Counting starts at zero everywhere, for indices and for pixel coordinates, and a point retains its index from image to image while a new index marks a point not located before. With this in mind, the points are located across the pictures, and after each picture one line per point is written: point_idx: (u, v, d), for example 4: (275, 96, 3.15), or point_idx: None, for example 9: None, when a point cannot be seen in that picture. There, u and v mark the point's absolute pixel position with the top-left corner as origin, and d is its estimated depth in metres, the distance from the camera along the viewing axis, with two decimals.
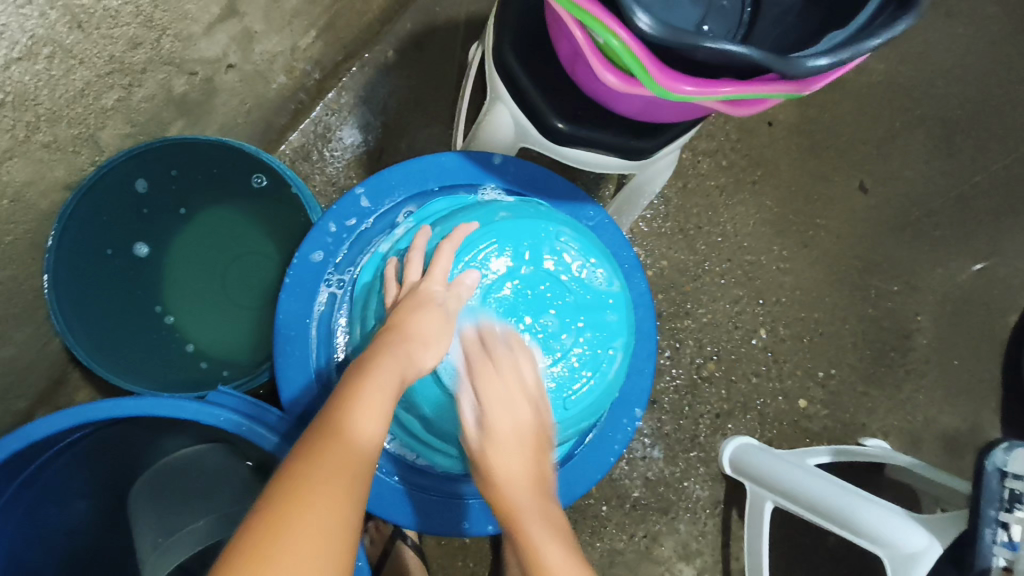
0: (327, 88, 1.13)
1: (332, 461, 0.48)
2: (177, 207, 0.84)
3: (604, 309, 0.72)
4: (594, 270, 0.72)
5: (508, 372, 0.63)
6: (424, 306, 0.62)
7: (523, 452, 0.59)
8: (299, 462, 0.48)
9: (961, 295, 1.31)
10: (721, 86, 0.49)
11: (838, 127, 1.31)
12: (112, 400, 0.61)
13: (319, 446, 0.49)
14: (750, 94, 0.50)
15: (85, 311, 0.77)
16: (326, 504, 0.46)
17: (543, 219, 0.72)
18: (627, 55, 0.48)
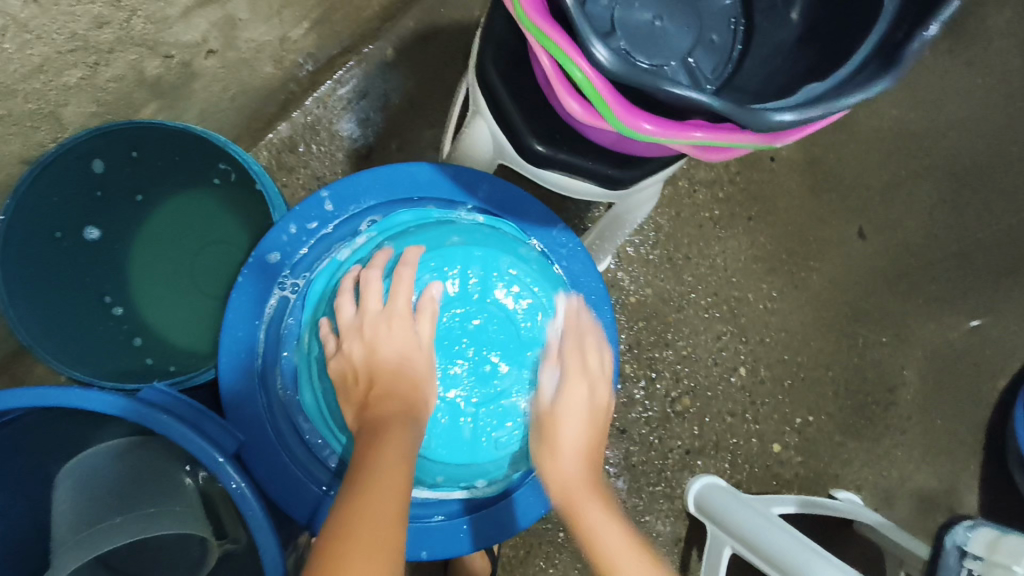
0: (321, 80, 1.10)
1: (366, 529, 0.48)
2: (133, 194, 0.82)
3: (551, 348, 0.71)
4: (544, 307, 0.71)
5: (594, 367, 0.72)
6: (390, 339, 0.65)
7: (584, 424, 0.69)
8: (332, 540, 0.47)
9: (952, 352, 1.28)
10: (689, 130, 0.47)
11: (842, 169, 1.28)
12: (44, 389, 0.59)
13: (354, 516, 0.49)
14: (720, 141, 0.47)
15: (31, 294, 0.73)
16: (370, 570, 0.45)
17: (500, 247, 0.72)
18: (591, 90, 0.46)
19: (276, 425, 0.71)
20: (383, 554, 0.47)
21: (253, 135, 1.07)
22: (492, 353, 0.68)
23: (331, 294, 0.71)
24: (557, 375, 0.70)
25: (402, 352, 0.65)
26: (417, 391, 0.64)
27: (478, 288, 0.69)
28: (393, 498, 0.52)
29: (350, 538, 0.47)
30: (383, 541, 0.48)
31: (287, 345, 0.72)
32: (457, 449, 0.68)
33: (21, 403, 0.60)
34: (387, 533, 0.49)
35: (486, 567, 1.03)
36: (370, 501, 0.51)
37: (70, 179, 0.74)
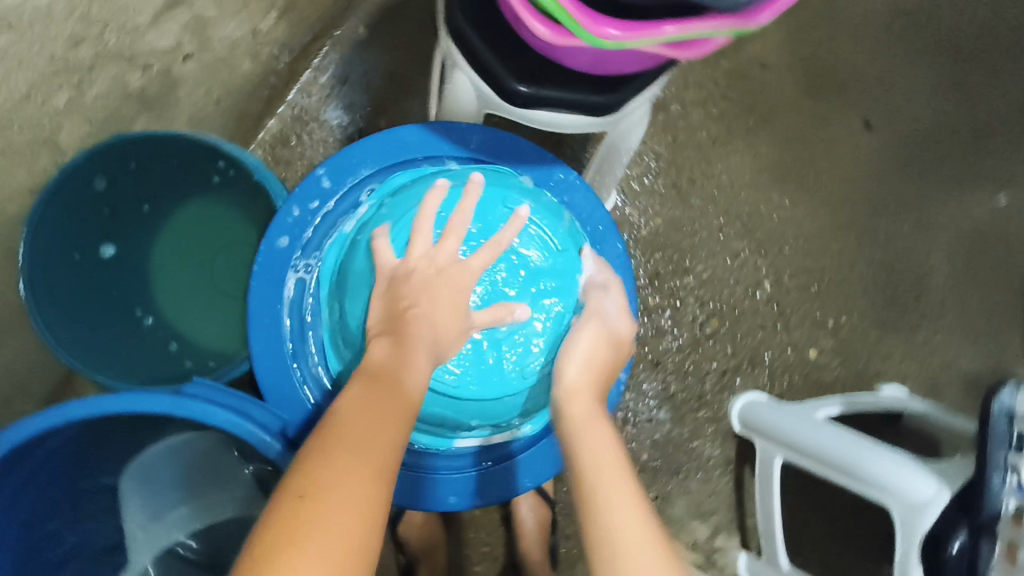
0: (300, 70, 1.11)
1: (346, 461, 0.48)
2: (140, 203, 0.84)
3: (555, 274, 0.72)
4: (543, 235, 0.72)
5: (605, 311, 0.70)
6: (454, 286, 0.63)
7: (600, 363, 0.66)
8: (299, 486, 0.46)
9: (979, 230, 1.25)
10: (662, 26, 0.47)
11: (837, 63, 1.25)
12: (90, 399, 0.62)
13: (338, 442, 0.49)
14: (695, 32, 0.47)
15: (66, 319, 0.76)
16: (348, 497, 0.46)
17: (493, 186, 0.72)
18: (558, 12, 0.47)
19: (315, 400, 0.73)
20: (366, 484, 0.47)
21: (245, 135, 1.08)
22: (507, 288, 0.71)
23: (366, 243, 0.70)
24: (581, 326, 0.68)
25: (457, 298, 0.63)
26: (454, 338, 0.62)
27: (478, 227, 0.70)
28: (380, 421, 0.52)
29: (331, 465, 0.47)
30: (371, 470, 0.48)
31: (311, 323, 0.74)
32: (480, 384, 0.70)
33: (72, 416, 0.62)
34: (376, 458, 0.49)
35: (547, 513, 1.05)
36: (355, 427, 0.51)
37: (77, 202, 0.77)
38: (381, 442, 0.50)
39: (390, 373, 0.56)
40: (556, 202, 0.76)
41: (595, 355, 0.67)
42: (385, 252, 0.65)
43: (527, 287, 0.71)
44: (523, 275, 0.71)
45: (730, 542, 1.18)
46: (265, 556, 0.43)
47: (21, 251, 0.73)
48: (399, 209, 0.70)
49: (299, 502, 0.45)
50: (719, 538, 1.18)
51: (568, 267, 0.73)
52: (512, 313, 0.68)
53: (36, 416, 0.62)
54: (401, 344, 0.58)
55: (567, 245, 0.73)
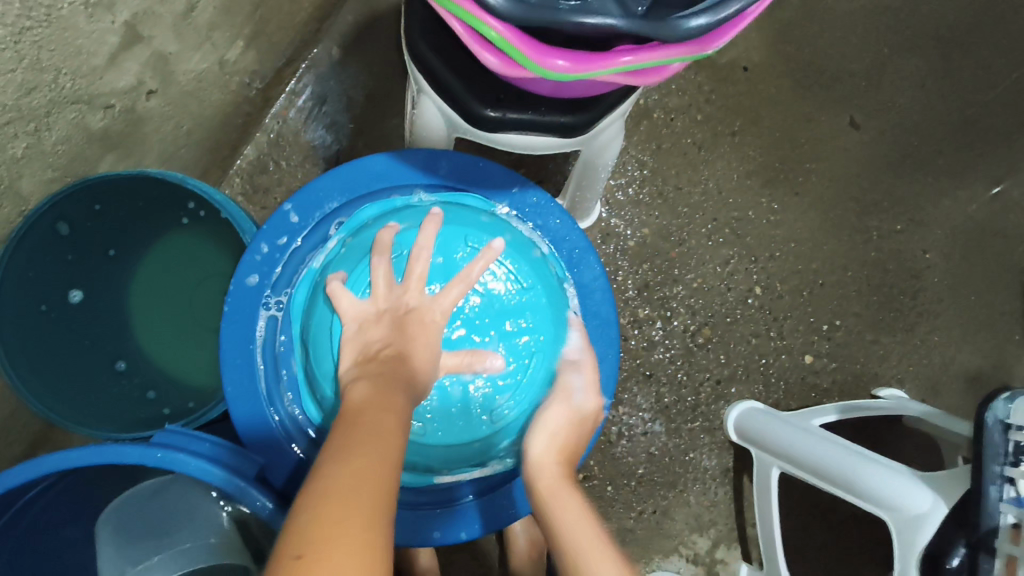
0: (274, 96, 1.09)
1: (341, 517, 0.41)
2: (105, 250, 0.84)
3: (525, 311, 0.70)
4: (509, 268, 0.70)
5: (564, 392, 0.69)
6: (420, 326, 0.61)
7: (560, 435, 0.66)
8: (298, 538, 0.40)
9: (973, 225, 1.23)
10: (617, 56, 0.45)
11: (822, 61, 1.22)
12: (59, 453, 0.60)
13: (325, 497, 0.43)
14: (650, 62, 0.46)
15: (40, 369, 0.75)
16: (348, 551, 0.39)
17: (457, 223, 0.70)
18: (506, 46, 0.45)
19: (294, 441, 0.73)
20: (368, 537, 0.41)
21: (221, 165, 1.07)
22: (473, 330, 0.68)
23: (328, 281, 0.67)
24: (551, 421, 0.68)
25: (427, 342, 0.60)
26: (419, 387, 0.59)
27: (442, 259, 0.68)
28: (371, 470, 0.46)
29: (327, 519, 0.41)
30: (371, 519, 0.42)
31: (285, 362, 0.73)
32: (449, 428, 0.68)
33: (43, 471, 0.61)
34: (373, 508, 0.43)
35: (539, 534, 1.04)
36: (346, 480, 0.44)
37: (42, 248, 0.75)
38: (376, 493, 0.44)
39: (368, 423, 0.51)
40: (521, 235, 0.73)
41: (562, 433, 0.67)
42: (344, 297, 0.63)
43: (493, 326, 0.69)
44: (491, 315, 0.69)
45: (731, 554, 1.17)
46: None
47: None
48: (362, 246, 0.69)
49: (298, 565, 0.38)
50: (720, 550, 1.17)
51: (540, 321, 0.71)
52: (483, 360, 0.66)
53: (9, 472, 0.61)
54: (374, 389, 0.54)
55: (533, 282, 0.71)
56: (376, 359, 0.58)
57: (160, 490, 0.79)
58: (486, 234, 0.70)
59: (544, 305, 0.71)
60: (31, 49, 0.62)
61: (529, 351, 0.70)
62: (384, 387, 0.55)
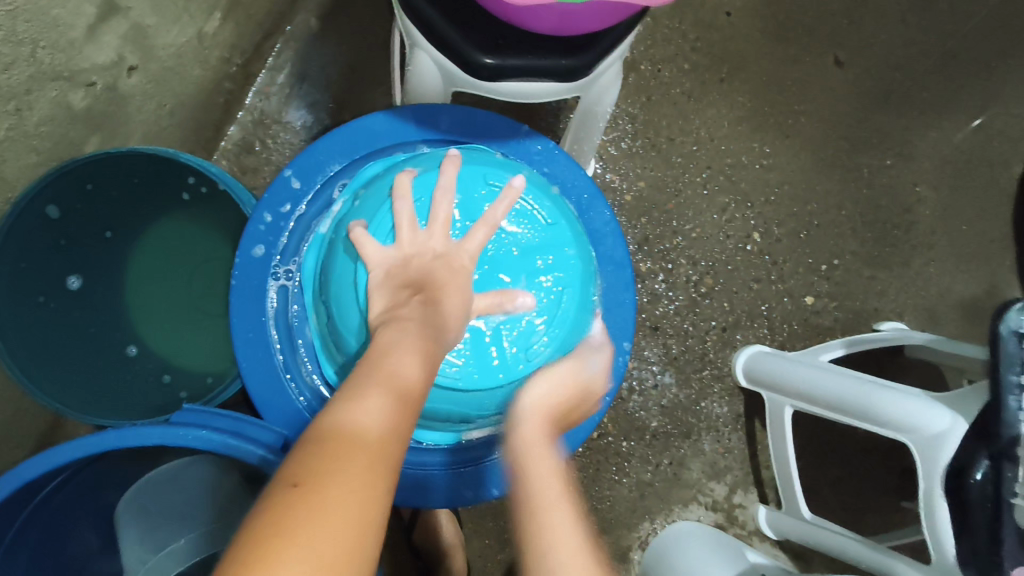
0: (254, 72, 1.06)
1: (343, 456, 0.42)
2: (102, 231, 0.81)
3: (554, 248, 0.69)
4: (531, 207, 0.69)
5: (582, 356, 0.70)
6: (452, 269, 0.60)
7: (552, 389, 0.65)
8: (299, 467, 0.41)
9: (960, 156, 1.24)
10: None
11: (803, 2, 1.22)
12: (77, 441, 0.58)
13: (332, 434, 0.44)
14: None
15: (46, 364, 0.73)
16: (342, 491, 0.40)
17: (473, 166, 0.69)
18: None
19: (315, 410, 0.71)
20: (368, 485, 0.42)
21: (206, 146, 1.04)
22: (500, 272, 0.67)
23: (344, 240, 0.66)
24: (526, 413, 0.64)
25: (459, 286, 0.60)
26: (450, 332, 0.58)
27: (461, 204, 0.66)
28: (381, 417, 0.47)
29: (329, 456, 0.42)
30: (374, 467, 0.43)
31: (300, 331, 0.71)
32: (482, 375, 0.67)
33: (61, 460, 0.59)
34: (380, 453, 0.44)
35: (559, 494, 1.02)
36: (354, 423, 0.45)
37: (31, 236, 0.72)
38: (385, 440, 0.45)
39: (387, 369, 0.51)
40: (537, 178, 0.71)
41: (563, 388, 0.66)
42: (368, 244, 0.62)
43: (519, 267, 0.67)
44: (516, 254, 0.68)
45: (748, 498, 1.18)
46: (249, 545, 0.37)
47: None
48: (374, 198, 0.66)
49: (292, 493, 0.39)
50: (738, 495, 1.18)
51: (565, 257, 0.70)
52: (513, 299, 0.65)
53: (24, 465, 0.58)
54: (404, 338, 0.53)
55: (556, 217, 0.70)
56: (406, 305, 0.57)
57: (179, 472, 0.76)
58: (504, 173, 0.69)
59: (570, 246, 0.70)
60: (8, 20, 0.59)
61: (555, 291, 0.69)
62: (415, 333, 0.54)
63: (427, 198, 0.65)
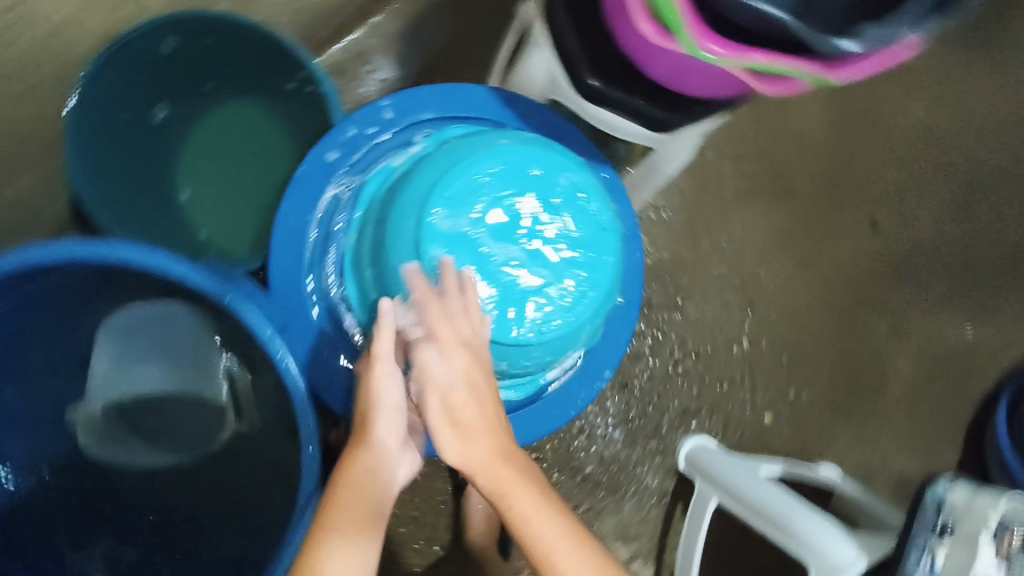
0: (376, 11, 1.13)
1: (347, 509, 0.62)
2: (204, 81, 0.89)
3: (599, 252, 0.71)
4: (587, 203, 0.71)
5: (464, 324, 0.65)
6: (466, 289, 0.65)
7: (476, 422, 0.64)
8: (315, 535, 0.61)
9: (945, 348, 1.33)
10: (753, 54, 0.50)
11: (864, 160, 1.32)
12: (111, 245, 0.62)
13: (343, 488, 0.63)
14: (780, 67, 0.50)
15: (106, 166, 0.82)
16: (348, 540, 0.60)
17: (555, 154, 0.71)
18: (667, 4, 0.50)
19: (317, 312, 0.75)
20: (362, 518, 0.62)
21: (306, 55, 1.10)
22: (542, 252, 0.68)
23: (416, 175, 0.69)
24: (435, 351, 0.64)
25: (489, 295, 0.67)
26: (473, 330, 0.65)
27: (533, 180, 0.69)
28: (379, 464, 0.65)
29: (336, 511, 0.62)
30: (365, 507, 0.63)
31: (336, 239, 0.75)
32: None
33: (87, 257, 0.62)
34: (375, 497, 0.64)
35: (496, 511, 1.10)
36: (359, 475, 0.64)
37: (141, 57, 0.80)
38: (378, 484, 0.65)
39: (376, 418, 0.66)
40: (597, 185, 0.73)
41: (473, 394, 0.64)
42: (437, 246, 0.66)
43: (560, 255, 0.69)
44: (561, 243, 0.69)
45: (644, 570, 1.23)
46: None
47: (81, 77, 0.77)
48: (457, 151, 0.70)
49: (310, 552, 0.60)
50: (636, 564, 1.22)
51: (601, 266, 0.71)
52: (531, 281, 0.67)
53: (42, 247, 0.61)
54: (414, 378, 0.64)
55: (608, 227, 0.72)
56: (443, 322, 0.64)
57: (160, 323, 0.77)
58: (579, 171, 0.72)
59: (609, 260, 0.71)
60: None
61: (581, 288, 0.69)
62: (443, 345, 0.64)
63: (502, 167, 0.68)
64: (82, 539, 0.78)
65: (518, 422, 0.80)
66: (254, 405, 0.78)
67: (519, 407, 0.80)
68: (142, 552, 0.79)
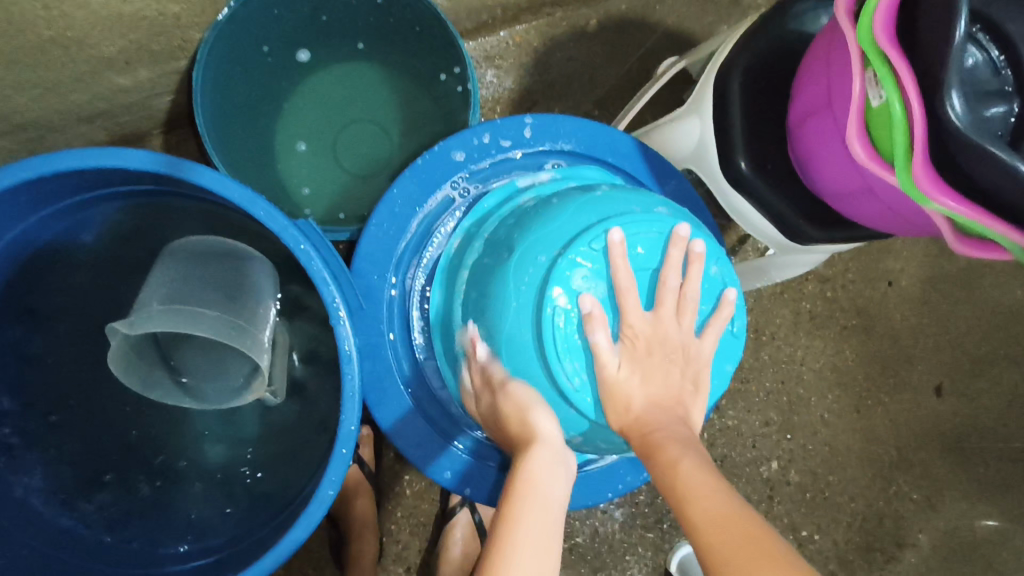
0: (521, 19, 1.10)
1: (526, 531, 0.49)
2: (356, 42, 0.88)
3: (721, 358, 0.61)
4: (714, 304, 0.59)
5: (646, 332, 0.55)
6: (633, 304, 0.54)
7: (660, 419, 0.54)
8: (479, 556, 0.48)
9: (970, 539, 1.27)
10: (962, 204, 0.46)
11: (948, 322, 1.27)
12: (217, 176, 0.56)
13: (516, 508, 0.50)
14: (982, 224, 0.46)
15: (226, 84, 0.79)
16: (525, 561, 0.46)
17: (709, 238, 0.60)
18: (900, 124, 0.47)
19: (391, 307, 0.71)
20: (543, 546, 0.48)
21: None
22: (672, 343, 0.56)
23: (554, 205, 0.60)
24: (607, 342, 0.53)
25: (655, 337, 0.55)
26: (633, 353, 0.55)
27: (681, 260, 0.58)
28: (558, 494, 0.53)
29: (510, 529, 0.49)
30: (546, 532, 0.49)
31: (435, 241, 0.71)
32: (564, 407, 0.57)
33: (188, 177, 0.56)
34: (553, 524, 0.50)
35: (476, 549, 0.98)
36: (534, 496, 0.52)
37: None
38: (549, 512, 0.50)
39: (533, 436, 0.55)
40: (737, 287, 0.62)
41: (650, 382, 0.55)
42: (622, 270, 0.54)
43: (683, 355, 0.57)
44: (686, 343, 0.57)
45: None
46: None
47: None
48: (610, 197, 0.59)
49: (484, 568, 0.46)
50: None
51: (717, 373, 0.61)
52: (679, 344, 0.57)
53: (146, 152, 0.56)
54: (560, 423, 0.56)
55: (738, 335, 0.61)
56: (631, 345, 0.55)
57: (234, 260, 0.72)
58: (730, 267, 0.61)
59: (727, 370, 0.61)
60: None
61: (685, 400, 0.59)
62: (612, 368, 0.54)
63: (658, 234, 0.57)
64: (69, 449, 0.73)
65: None
66: (286, 376, 0.75)
67: None
68: (126, 483, 0.75)
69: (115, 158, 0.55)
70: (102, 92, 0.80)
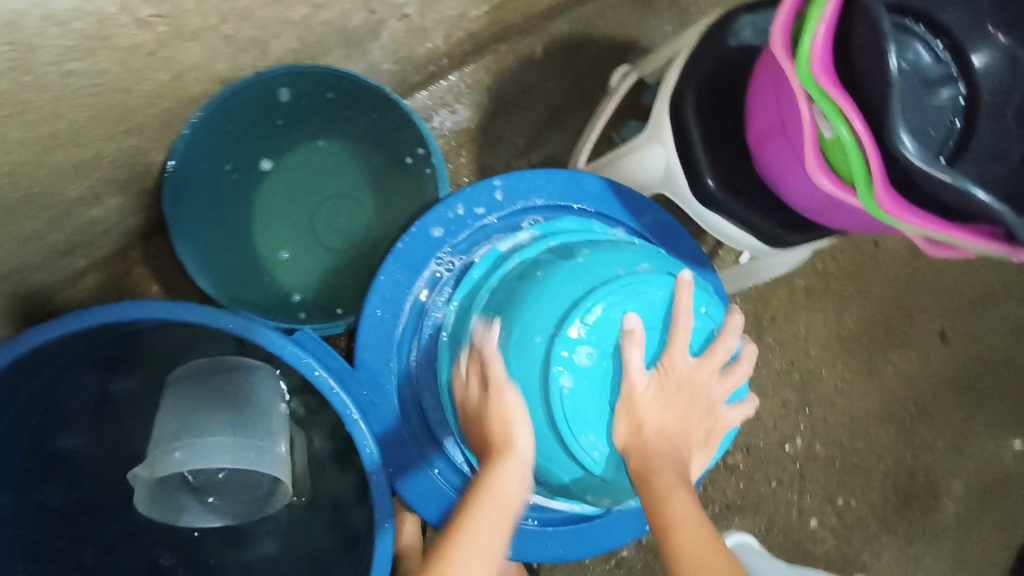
0: (468, 61, 1.10)
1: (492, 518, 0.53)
2: (315, 137, 0.91)
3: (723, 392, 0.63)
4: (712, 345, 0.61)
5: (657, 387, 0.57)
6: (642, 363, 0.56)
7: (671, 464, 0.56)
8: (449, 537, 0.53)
9: (1002, 474, 1.30)
10: (924, 221, 0.48)
11: (941, 269, 1.29)
12: (214, 311, 0.58)
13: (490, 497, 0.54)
14: (946, 236, 0.48)
15: (193, 201, 0.82)
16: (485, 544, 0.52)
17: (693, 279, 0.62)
18: (855, 153, 0.48)
19: (399, 391, 0.73)
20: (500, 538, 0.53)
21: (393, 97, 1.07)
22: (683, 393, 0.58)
23: (546, 275, 0.61)
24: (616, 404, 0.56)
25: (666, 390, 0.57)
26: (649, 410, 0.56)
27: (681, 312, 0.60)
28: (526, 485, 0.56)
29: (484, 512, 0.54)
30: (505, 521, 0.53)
31: (430, 320, 0.73)
32: (577, 467, 0.58)
33: (183, 318, 0.58)
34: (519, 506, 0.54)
35: None
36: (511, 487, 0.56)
37: (254, 104, 0.84)
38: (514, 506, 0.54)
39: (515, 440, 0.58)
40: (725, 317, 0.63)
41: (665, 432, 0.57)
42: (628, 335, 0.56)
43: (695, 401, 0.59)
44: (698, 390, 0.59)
45: None
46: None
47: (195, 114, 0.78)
48: (596, 259, 0.61)
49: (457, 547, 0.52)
50: None
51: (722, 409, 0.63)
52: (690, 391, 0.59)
53: (140, 302, 0.58)
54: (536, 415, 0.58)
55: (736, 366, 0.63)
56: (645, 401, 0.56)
57: (236, 374, 0.74)
58: (717, 302, 0.63)
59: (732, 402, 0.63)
60: None
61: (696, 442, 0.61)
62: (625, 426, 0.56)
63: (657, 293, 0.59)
64: None
65: (590, 530, 0.75)
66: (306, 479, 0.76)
67: (595, 515, 0.75)
68: None
69: (113, 313, 0.57)
70: (75, 231, 0.81)
